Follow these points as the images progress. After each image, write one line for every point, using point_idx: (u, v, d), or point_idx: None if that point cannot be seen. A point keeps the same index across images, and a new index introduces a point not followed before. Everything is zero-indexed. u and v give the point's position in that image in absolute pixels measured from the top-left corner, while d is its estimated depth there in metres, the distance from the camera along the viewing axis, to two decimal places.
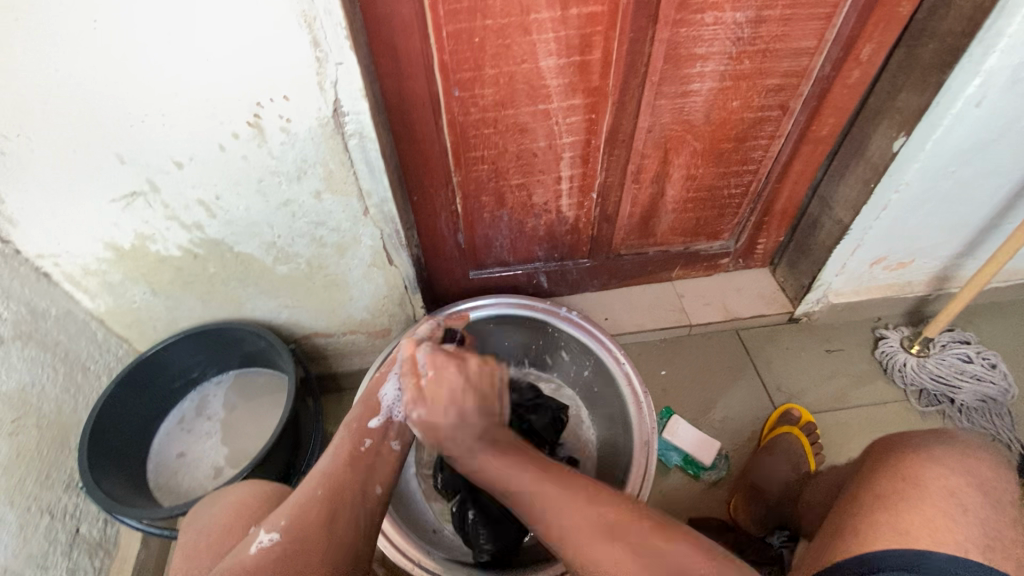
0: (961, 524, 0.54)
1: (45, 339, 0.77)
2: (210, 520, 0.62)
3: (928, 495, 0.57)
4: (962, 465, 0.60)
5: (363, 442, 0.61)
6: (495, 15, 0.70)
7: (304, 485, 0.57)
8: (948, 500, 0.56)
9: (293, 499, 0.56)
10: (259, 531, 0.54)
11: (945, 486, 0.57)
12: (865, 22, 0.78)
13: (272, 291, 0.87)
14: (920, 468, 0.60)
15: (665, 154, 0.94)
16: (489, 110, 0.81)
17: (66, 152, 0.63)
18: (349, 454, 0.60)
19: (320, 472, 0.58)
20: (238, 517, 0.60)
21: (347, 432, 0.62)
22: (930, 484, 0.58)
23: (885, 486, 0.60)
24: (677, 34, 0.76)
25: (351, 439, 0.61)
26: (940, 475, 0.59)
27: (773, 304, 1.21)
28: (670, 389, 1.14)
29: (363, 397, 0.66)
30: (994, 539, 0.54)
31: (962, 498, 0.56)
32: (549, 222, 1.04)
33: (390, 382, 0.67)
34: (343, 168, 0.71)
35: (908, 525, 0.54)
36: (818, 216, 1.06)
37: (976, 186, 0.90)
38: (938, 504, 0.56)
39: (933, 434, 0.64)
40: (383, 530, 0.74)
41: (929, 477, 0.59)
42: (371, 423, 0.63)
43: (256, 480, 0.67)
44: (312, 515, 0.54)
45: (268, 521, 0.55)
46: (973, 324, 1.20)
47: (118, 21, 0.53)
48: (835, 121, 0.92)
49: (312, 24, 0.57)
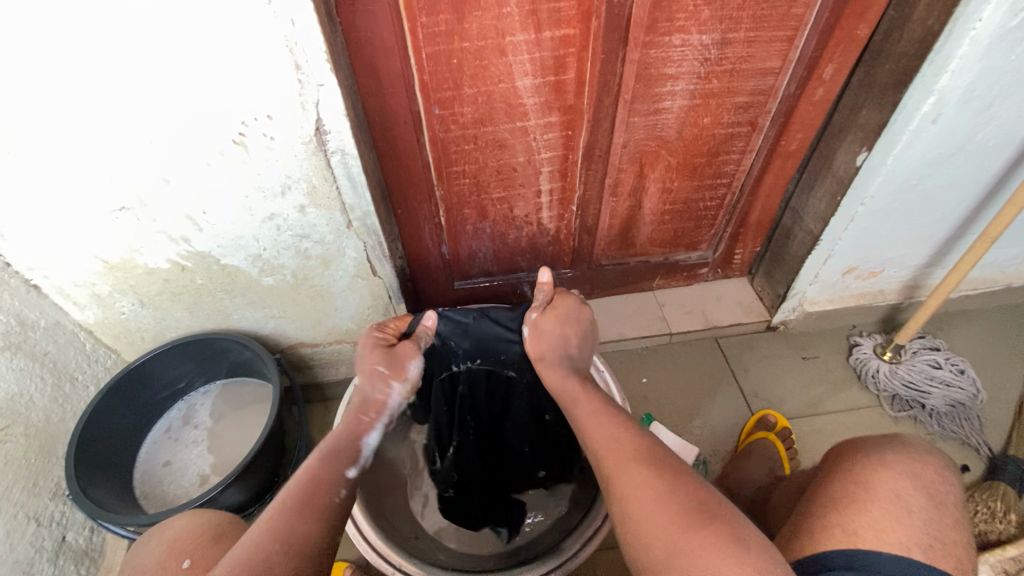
0: (908, 525, 0.57)
1: (34, 350, 0.79)
2: (144, 563, 0.59)
3: (878, 497, 0.60)
4: (914, 469, 0.63)
5: (338, 493, 0.61)
6: (471, 38, 0.73)
7: (257, 538, 0.54)
8: (896, 501, 0.59)
9: (244, 549, 0.53)
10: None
11: (895, 488, 0.61)
12: (825, 44, 0.82)
13: (258, 303, 0.89)
14: (874, 470, 0.63)
15: (641, 168, 0.98)
16: (469, 127, 0.84)
17: (57, 168, 0.65)
18: (318, 502, 0.59)
19: (274, 520, 0.55)
20: (173, 551, 0.59)
21: (312, 472, 0.61)
22: (881, 486, 0.61)
23: (839, 489, 0.62)
24: (647, 56, 0.79)
25: (319, 484, 0.61)
26: (891, 478, 0.62)
27: (750, 313, 1.24)
28: (651, 397, 1.17)
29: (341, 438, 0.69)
30: (938, 540, 0.57)
31: (910, 501, 0.60)
32: (531, 234, 1.07)
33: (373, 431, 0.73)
34: (325, 183, 0.74)
35: (855, 525, 0.57)
36: (791, 227, 1.09)
37: (936, 200, 0.95)
38: (887, 506, 0.59)
39: (889, 439, 0.67)
40: (352, 516, 0.77)
41: (883, 481, 0.62)
42: (347, 472, 0.64)
43: (197, 511, 0.66)
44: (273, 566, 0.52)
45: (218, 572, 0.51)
46: (943, 331, 1.23)
47: (107, 46, 0.56)
48: (803, 137, 0.96)
49: (293, 49, 0.60)
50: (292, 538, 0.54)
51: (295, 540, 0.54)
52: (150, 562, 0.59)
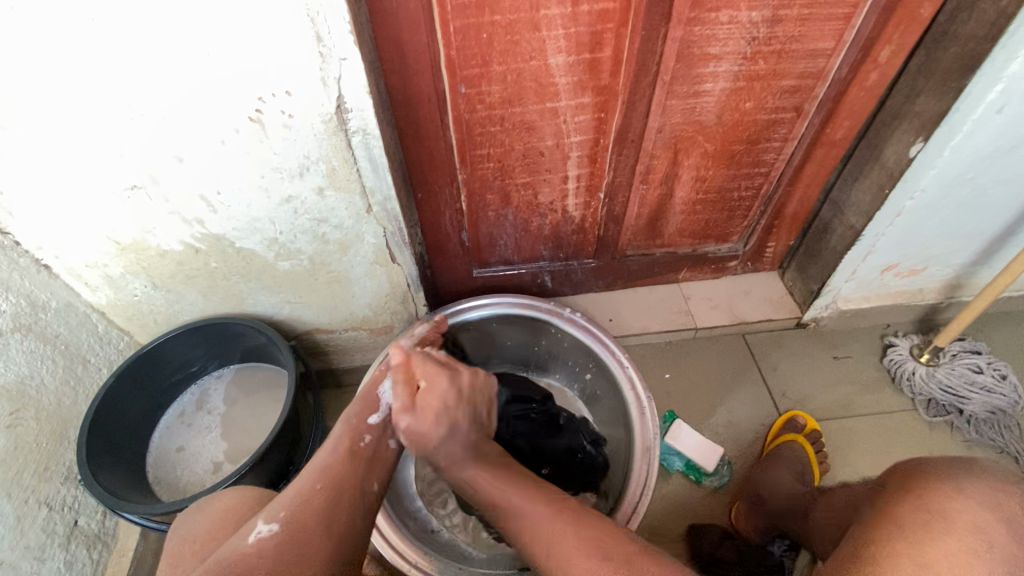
0: (987, 560, 0.53)
1: (45, 332, 0.76)
2: (196, 528, 0.60)
3: (954, 526, 0.56)
4: (991, 497, 0.58)
5: (362, 439, 0.65)
6: (503, 10, 0.68)
7: (306, 474, 0.60)
8: (974, 536, 0.55)
9: (289, 489, 0.58)
10: (257, 522, 0.54)
11: (971, 519, 0.56)
12: (884, 24, 0.75)
13: (273, 287, 0.86)
14: (946, 498, 0.59)
15: (675, 154, 0.93)
16: (496, 108, 0.80)
17: (63, 142, 0.62)
18: (350, 449, 0.63)
19: (317, 467, 0.60)
20: (224, 521, 0.60)
21: (347, 426, 0.66)
22: (956, 515, 0.57)
23: (910, 518, 0.58)
24: (690, 33, 0.74)
25: (350, 436, 0.64)
26: (969, 508, 0.57)
27: (780, 309, 1.19)
28: (674, 393, 1.13)
29: (363, 388, 0.71)
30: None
31: (988, 533, 0.55)
32: (555, 221, 1.02)
33: (391, 378, 0.72)
34: (346, 165, 0.70)
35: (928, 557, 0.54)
36: (829, 220, 1.04)
37: (993, 196, 0.88)
38: (960, 537, 0.55)
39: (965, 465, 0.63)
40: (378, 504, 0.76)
41: (957, 509, 0.57)
42: (369, 419, 0.67)
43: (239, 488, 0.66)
44: (314, 504, 0.56)
45: (264, 514, 0.56)
46: (985, 333, 1.17)
47: (117, 14, 0.52)
48: (850, 125, 0.90)
49: (315, 19, 0.55)
50: (326, 478, 0.59)
51: (329, 481, 0.59)
52: (207, 524, 0.60)
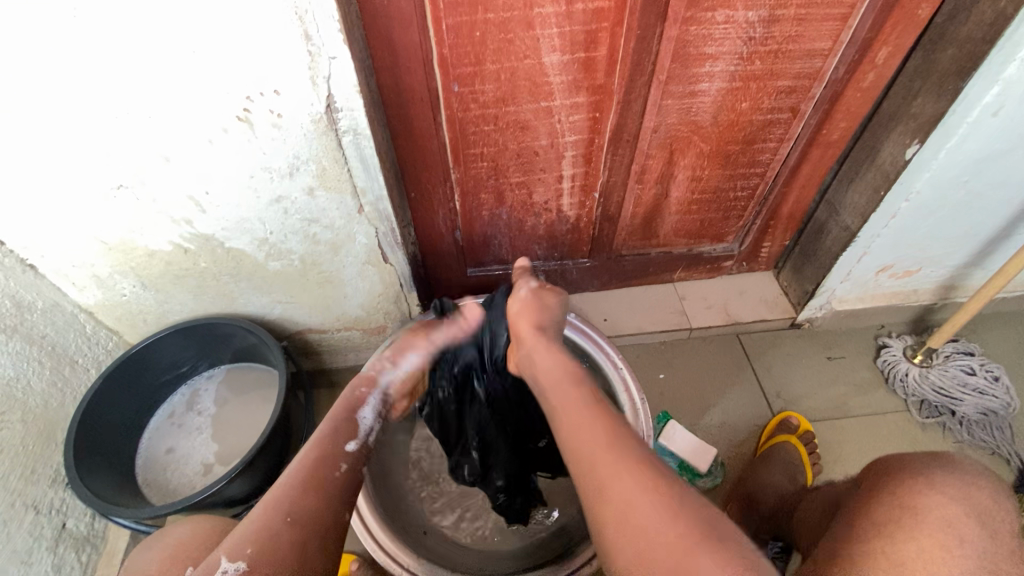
0: (958, 556, 0.54)
1: (31, 332, 0.75)
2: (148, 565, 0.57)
3: (923, 522, 0.57)
4: (961, 492, 0.59)
5: (338, 466, 0.61)
6: (496, 8, 0.67)
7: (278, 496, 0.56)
8: (945, 529, 0.56)
9: (253, 517, 0.53)
10: (219, 558, 0.49)
11: (943, 515, 0.57)
12: (881, 25, 0.75)
13: (263, 287, 0.85)
14: (918, 493, 0.59)
15: (670, 154, 0.92)
16: (490, 106, 0.79)
17: (47, 141, 0.61)
18: (322, 477, 0.59)
19: (281, 494, 0.55)
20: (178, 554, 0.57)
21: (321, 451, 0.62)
22: (927, 510, 0.58)
23: (881, 513, 0.59)
24: (686, 33, 0.73)
25: (327, 459, 0.61)
26: (940, 504, 0.58)
27: (775, 309, 1.18)
28: (668, 393, 1.13)
29: (339, 412, 0.69)
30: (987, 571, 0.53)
31: (958, 528, 0.56)
32: (550, 221, 1.01)
33: (367, 405, 0.72)
34: (336, 165, 0.69)
35: (903, 555, 0.54)
36: (824, 221, 1.03)
37: (989, 197, 0.88)
38: (933, 533, 0.56)
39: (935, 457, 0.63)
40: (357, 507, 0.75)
41: (929, 505, 0.58)
42: (347, 446, 0.64)
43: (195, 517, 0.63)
44: (283, 541, 0.51)
45: (224, 547, 0.51)
46: (978, 334, 1.18)
47: (99, 12, 0.51)
48: (846, 126, 0.89)
49: (303, 17, 0.54)
50: (297, 509, 0.54)
51: (302, 514, 0.54)
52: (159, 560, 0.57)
